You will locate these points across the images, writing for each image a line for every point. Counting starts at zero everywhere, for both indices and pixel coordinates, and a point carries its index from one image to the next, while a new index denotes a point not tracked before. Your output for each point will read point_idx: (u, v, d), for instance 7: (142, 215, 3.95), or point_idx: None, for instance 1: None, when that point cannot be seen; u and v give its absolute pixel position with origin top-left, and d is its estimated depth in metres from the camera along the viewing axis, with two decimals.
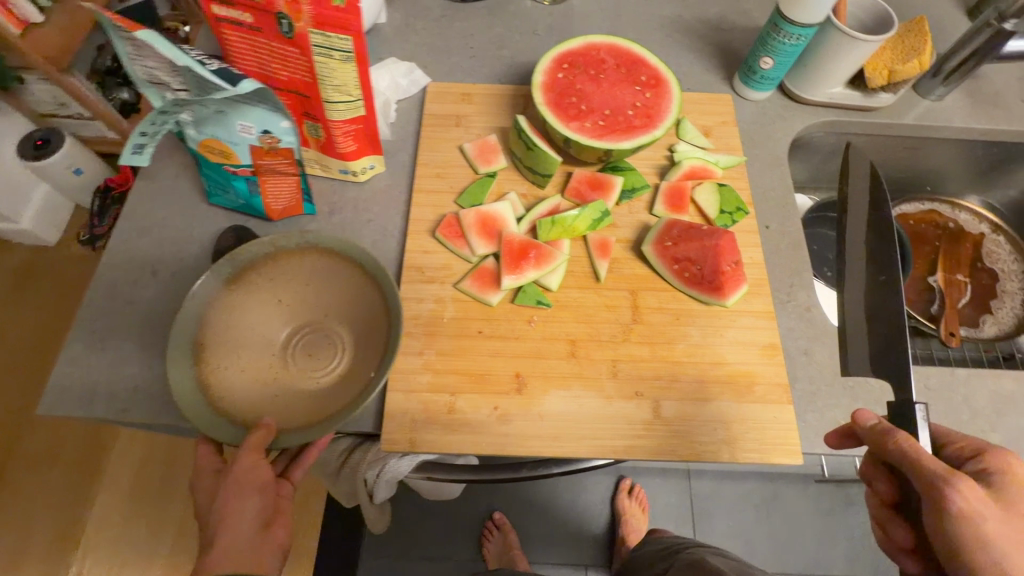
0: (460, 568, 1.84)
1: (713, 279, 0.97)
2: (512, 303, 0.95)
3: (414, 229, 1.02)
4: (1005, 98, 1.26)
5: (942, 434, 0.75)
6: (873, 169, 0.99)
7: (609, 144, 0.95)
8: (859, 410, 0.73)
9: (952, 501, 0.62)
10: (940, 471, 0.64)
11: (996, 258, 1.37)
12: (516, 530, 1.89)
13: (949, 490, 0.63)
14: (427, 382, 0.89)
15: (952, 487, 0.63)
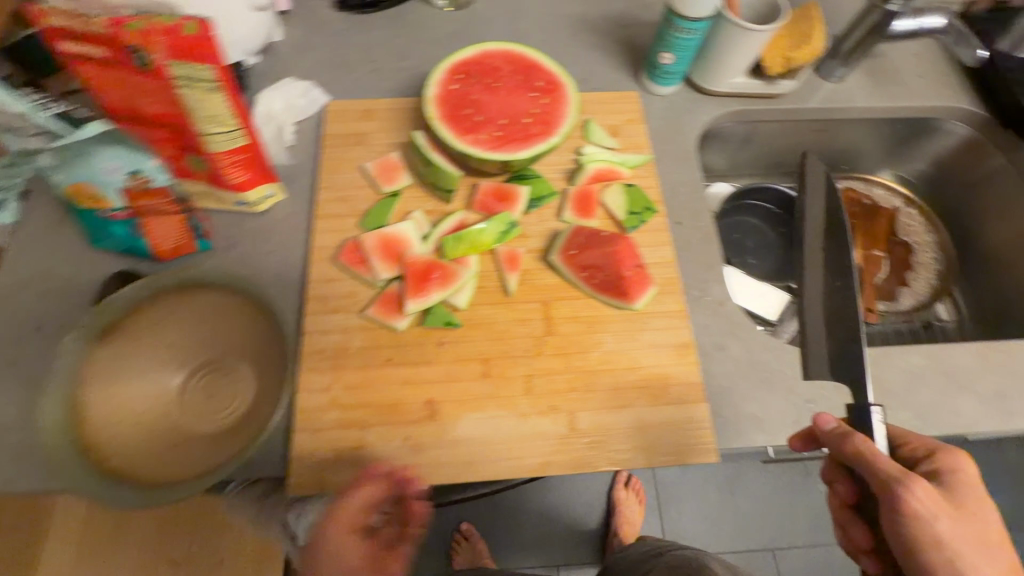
0: None
1: (618, 284, 0.96)
2: (421, 326, 0.92)
3: (316, 258, 0.97)
4: (903, 75, 1.29)
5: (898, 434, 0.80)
6: (829, 179, 1.06)
7: (506, 155, 0.93)
8: (821, 416, 0.76)
9: (907, 502, 0.67)
10: (897, 475, 0.69)
11: (910, 230, 1.40)
12: (484, 539, 1.89)
13: (906, 494, 0.67)
14: (335, 419, 0.86)
15: (908, 491, 0.67)
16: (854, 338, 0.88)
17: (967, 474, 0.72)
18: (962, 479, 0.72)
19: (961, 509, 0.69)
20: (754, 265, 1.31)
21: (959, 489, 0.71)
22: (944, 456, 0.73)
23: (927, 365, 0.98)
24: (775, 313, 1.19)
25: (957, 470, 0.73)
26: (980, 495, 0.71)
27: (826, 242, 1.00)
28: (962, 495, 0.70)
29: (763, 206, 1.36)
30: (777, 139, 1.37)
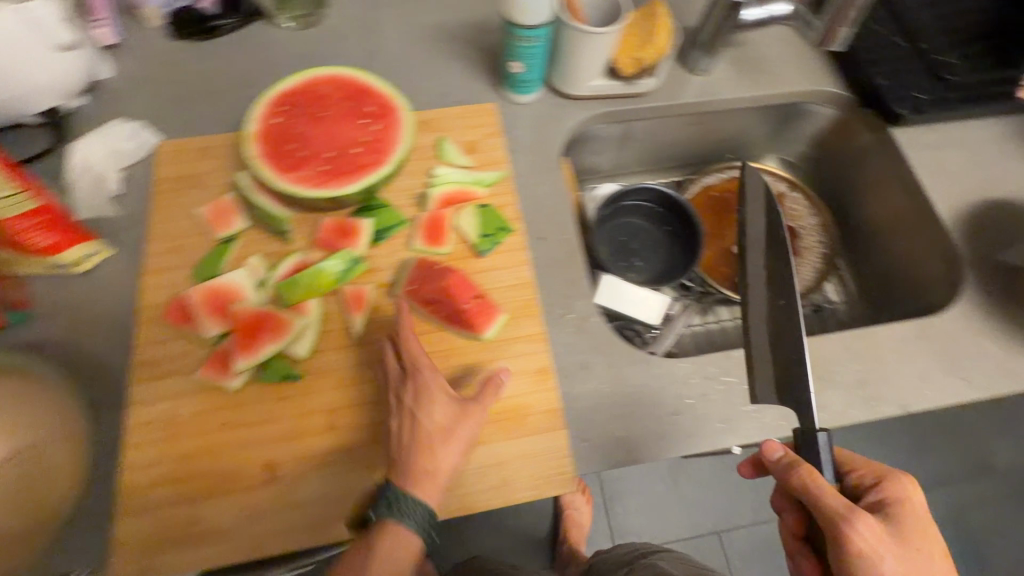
0: None
1: (458, 316, 0.91)
2: (258, 383, 0.86)
3: (144, 318, 0.89)
4: (768, 62, 1.28)
5: (845, 460, 0.81)
6: (769, 194, 0.96)
7: (332, 191, 0.87)
8: (769, 447, 0.75)
9: (851, 539, 0.68)
10: (843, 511, 0.69)
11: (796, 215, 1.38)
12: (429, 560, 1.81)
13: (850, 531, 0.69)
14: (165, 495, 0.80)
15: (852, 528, 0.68)
16: (799, 362, 0.83)
17: (911, 505, 0.74)
18: (907, 511, 0.73)
19: (906, 541, 0.71)
20: (639, 267, 1.28)
21: (903, 521, 0.72)
22: (892, 484, 0.75)
23: None
24: (658, 317, 1.17)
25: (904, 500, 0.74)
26: (922, 525, 0.73)
27: (769, 258, 0.92)
28: (906, 526, 0.72)
29: (644, 205, 1.31)
30: (657, 135, 1.34)
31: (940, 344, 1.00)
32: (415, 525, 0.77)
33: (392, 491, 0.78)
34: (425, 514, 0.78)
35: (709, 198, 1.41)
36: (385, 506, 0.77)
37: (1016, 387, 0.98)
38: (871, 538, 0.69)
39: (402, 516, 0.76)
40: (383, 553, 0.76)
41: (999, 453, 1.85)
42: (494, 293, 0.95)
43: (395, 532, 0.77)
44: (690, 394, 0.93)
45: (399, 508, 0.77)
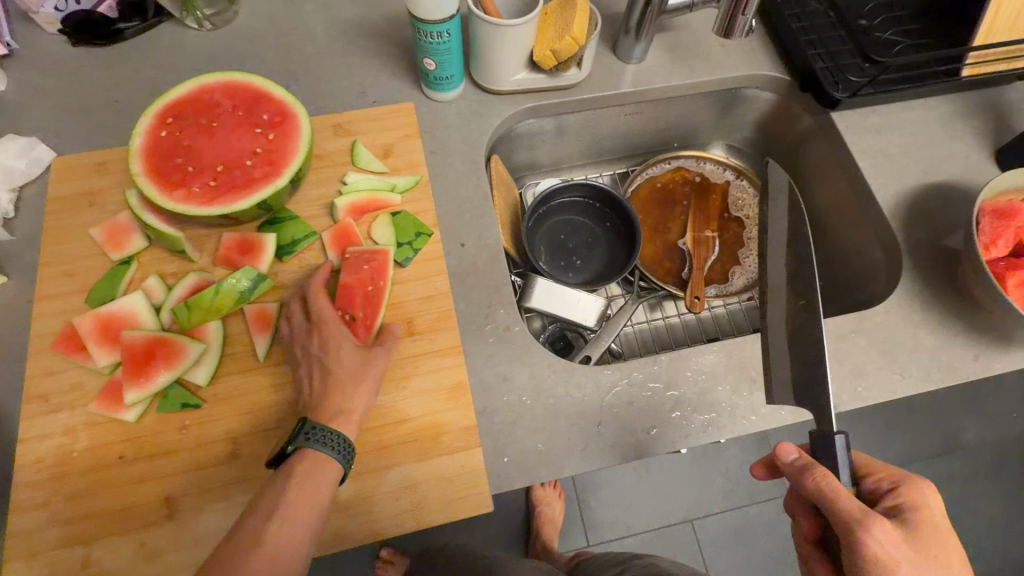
0: None
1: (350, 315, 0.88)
2: (155, 413, 0.82)
3: (35, 349, 0.85)
4: (705, 47, 1.23)
5: (863, 464, 0.75)
6: (791, 193, 0.90)
7: (222, 208, 0.83)
8: (782, 447, 0.71)
9: (870, 546, 0.63)
10: (857, 514, 0.64)
11: (741, 205, 1.35)
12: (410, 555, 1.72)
13: (865, 535, 0.63)
14: (56, 537, 0.76)
15: (870, 533, 0.63)
16: (819, 366, 0.77)
17: (937, 515, 0.68)
18: (934, 520, 0.67)
19: (932, 552, 0.65)
20: (580, 266, 1.25)
21: (928, 531, 0.66)
22: (917, 491, 0.69)
23: (719, 363, 0.94)
24: (593, 320, 1.13)
25: (929, 508, 0.68)
26: (945, 535, 0.67)
27: (789, 257, 0.86)
28: (933, 538, 0.66)
29: (583, 202, 1.27)
30: (595, 127, 1.28)
31: (874, 338, 0.97)
32: (338, 452, 0.76)
33: (313, 422, 0.78)
34: (347, 442, 0.78)
35: (654, 189, 1.37)
36: (306, 436, 0.77)
37: (951, 380, 0.96)
38: (890, 544, 0.63)
39: (324, 443, 0.76)
40: (301, 479, 0.74)
41: (971, 431, 1.81)
42: (409, 306, 0.91)
43: (317, 460, 0.76)
44: (616, 403, 0.90)
45: (322, 436, 0.77)
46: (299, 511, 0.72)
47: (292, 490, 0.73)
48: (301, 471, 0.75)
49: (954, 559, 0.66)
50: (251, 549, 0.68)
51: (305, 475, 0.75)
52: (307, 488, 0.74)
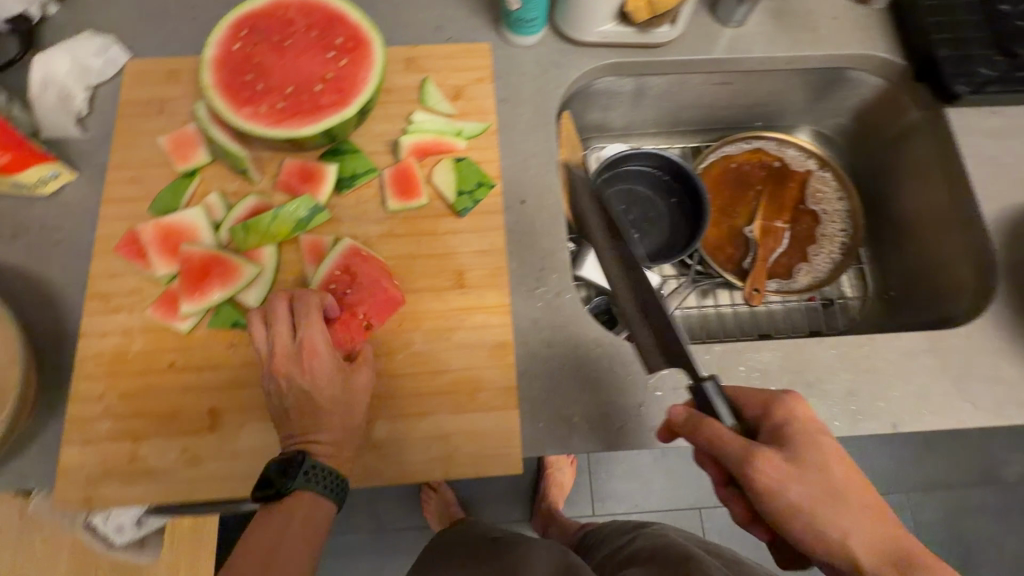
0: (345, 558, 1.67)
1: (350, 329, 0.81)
2: (207, 328, 0.84)
3: (99, 249, 0.87)
4: (816, 18, 1.11)
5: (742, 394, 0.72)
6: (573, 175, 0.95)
7: (288, 132, 0.81)
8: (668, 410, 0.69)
9: (760, 480, 0.62)
10: (741, 453, 0.63)
11: (821, 198, 1.26)
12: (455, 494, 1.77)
13: (752, 472, 0.62)
14: (107, 430, 0.80)
15: (753, 468, 0.62)
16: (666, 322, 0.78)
17: (811, 418, 0.66)
18: (810, 427, 0.65)
19: (821, 461, 0.63)
20: (637, 241, 1.19)
21: (807, 439, 0.64)
22: (780, 402, 0.67)
23: (774, 362, 0.89)
24: None
25: (804, 414, 0.66)
26: (826, 443, 0.64)
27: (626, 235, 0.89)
28: (814, 447, 0.64)
29: (649, 172, 1.21)
30: (675, 93, 1.20)
31: (949, 361, 0.90)
32: (334, 492, 0.71)
33: (312, 460, 0.71)
34: (341, 479, 0.73)
35: (728, 170, 1.28)
36: (302, 477, 0.70)
37: None
38: (771, 469, 0.62)
39: (319, 485, 0.70)
40: (296, 521, 0.68)
41: (1015, 466, 1.71)
42: (460, 258, 0.89)
43: (312, 503, 0.70)
44: (660, 388, 0.87)
45: (320, 476, 0.71)
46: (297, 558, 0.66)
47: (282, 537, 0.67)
48: (292, 516, 0.68)
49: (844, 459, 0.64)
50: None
51: (301, 514, 0.69)
52: (304, 532, 0.68)
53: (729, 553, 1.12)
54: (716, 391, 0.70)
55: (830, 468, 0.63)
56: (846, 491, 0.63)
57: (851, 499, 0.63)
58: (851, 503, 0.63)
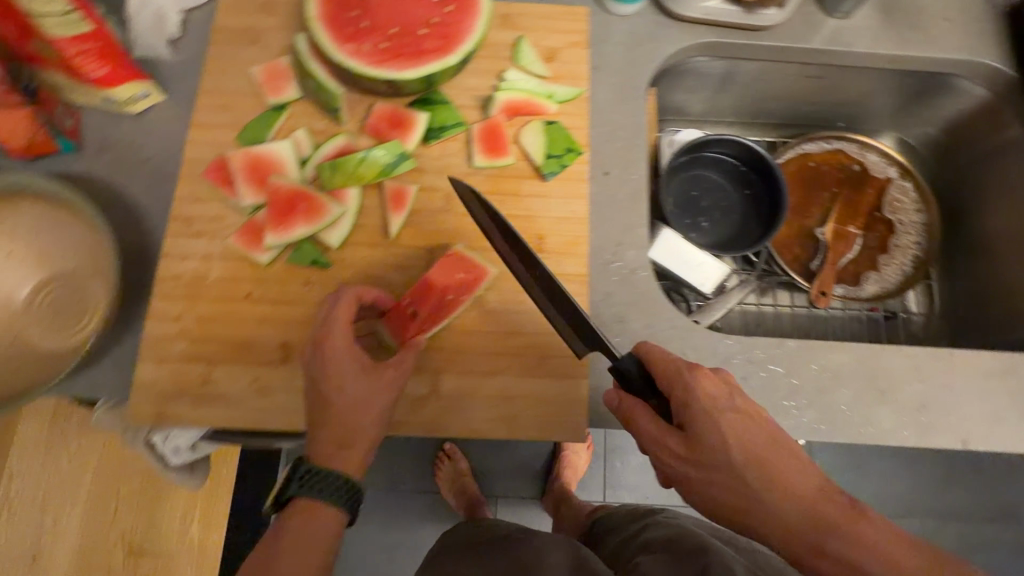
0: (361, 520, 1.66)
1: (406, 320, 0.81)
2: (285, 263, 0.84)
3: (186, 173, 0.87)
4: (926, 18, 1.06)
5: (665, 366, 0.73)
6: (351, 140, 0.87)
7: (389, 73, 0.79)
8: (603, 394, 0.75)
9: (664, 458, 0.69)
10: (649, 435, 0.69)
11: (898, 207, 1.22)
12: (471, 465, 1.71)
13: (656, 452, 0.69)
14: (181, 351, 0.80)
15: (657, 448, 0.69)
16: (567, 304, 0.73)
17: (710, 396, 0.67)
18: (705, 403, 0.66)
19: (714, 436, 0.66)
20: (705, 229, 1.17)
21: (700, 416, 0.66)
22: (672, 376, 0.68)
23: (847, 364, 0.88)
24: (710, 287, 1.07)
25: (699, 389, 0.67)
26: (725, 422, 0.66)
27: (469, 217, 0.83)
28: (708, 425, 0.66)
29: (726, 160, 1.18)
30: (763, 81, 1.16)
31: None
32: (333, 497, 0.70)
33: (307, 465, 0.72)
34: (345, 484, 0.71)
35: (805, 168, 1.25)
36: (299, 482, 0.71)
37: None
38: (665, 446, 0.68)
39: (316, 490, 0.70)
40: (300, 526, 0.70)
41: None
42: (541, 223, 0.88)
43: (311, 507, 0.70)
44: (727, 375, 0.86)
45: (317, 481, 0.71)
46: (299, 561, 0.67)
47: (286, 537, 0.69)
48: (297, 519, 0.70)
49: (741, 432, 0.66)
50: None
51: (303, 520, 0.70)
52: (308, 536, 0.69)
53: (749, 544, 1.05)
54: (632, 369, 0.72)
55: (723, 443, 0.66)
56: (745, 464, 0.65)
57: (750, 474, 0.65)
58: (753, 477, 0.65)
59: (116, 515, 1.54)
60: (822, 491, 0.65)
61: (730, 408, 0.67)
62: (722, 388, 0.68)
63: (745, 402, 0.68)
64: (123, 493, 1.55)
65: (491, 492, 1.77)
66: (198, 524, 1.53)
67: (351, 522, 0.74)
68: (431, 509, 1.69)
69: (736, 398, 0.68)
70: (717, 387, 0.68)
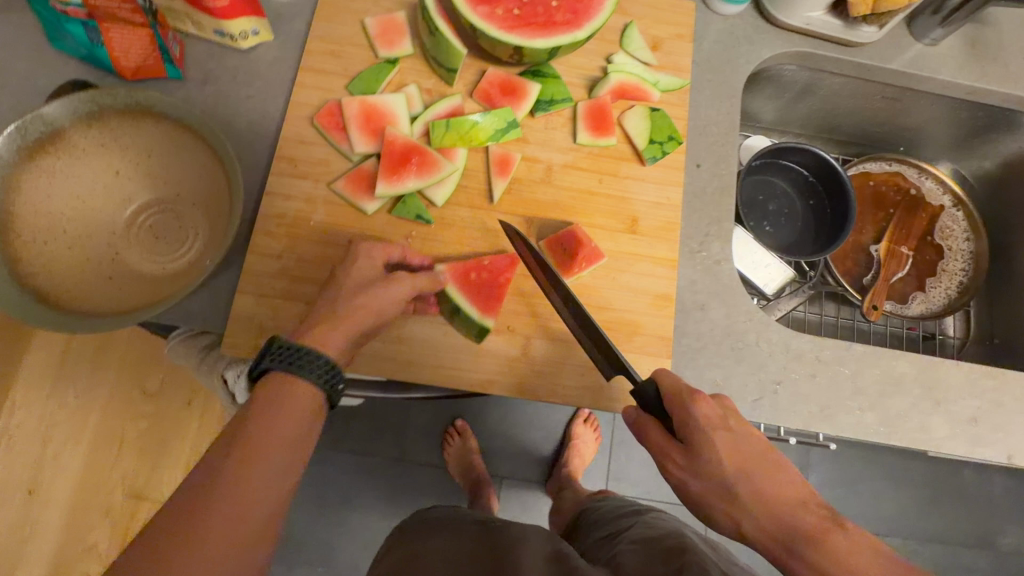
0: (374, 487, 1.63)
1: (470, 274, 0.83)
2: (390, 214, 0.86)
3: (296, 115, 0.88)
4: (1007, 54, 1.10)
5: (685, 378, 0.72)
6: (415, 113, 0.89)
7: (518, 40, 0.83)
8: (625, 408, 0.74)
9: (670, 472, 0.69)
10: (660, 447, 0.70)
11: (948, 234, 1.27)
12: (481, 439, 1.68)
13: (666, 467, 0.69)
14: (281, 288, 0.82)
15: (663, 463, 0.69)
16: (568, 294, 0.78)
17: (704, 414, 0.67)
18: (697, 418, 0.67)
19: (709, 453, 0.65)
20: (768, 232, 1.20)
21: (695, 432, 0.66)
22: (668, 394, 0.70)
23: (909, 373, 0.92)
24: (772, 288, 1.11)
25: (690, 407, 0.67)
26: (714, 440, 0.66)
27: (521, 214, 0.88)
28: (704, 441, 0.66)
29: (797, 169, 1.21)
30: (841, 96, 1.19)
31: None
32: (316, 377, 0.63)
33: (280, 342, 0.64)
34: (328, 364, 0.64)
35: (865, 187, 1.29)
36: (273, 356, 0.64)
37: None
38: (667, 460, 0.69)
39: (297, 367, 0.63)
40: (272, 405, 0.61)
41: (1010, 537, 1.67)
42: (637, 205, 0.90)
43: (285, 383, 0.63)
44: (797, 370, 0.90)
45: (298, 357, 0.64)
46: (273, 437, 0.59)
47: (253, 411, 0.61)
48: (267, 395, 0.62)
49: None
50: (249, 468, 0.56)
51: (273, 398, 0.62)
52: (277, 411, 0.61)
53: (730, 553, 0.97)
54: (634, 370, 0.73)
55: (719, 459, 0.65)
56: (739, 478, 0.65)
57: (742, 486, 0.65)
58: (745, 486, 0.65)
59: (120, 455, 1.45)
60: (806, 503, 0.64)
61: (722, 425, 0.67)
62: (715, 408, 0.68)
63: (739, 424, 0.68)
64: (133, 432, 1.46)
65: (495, 473, 1.68)
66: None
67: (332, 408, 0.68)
68: (433, 486, 1.65)
69: (730, 420, 0.68)
70: (710, 405, 0.68)
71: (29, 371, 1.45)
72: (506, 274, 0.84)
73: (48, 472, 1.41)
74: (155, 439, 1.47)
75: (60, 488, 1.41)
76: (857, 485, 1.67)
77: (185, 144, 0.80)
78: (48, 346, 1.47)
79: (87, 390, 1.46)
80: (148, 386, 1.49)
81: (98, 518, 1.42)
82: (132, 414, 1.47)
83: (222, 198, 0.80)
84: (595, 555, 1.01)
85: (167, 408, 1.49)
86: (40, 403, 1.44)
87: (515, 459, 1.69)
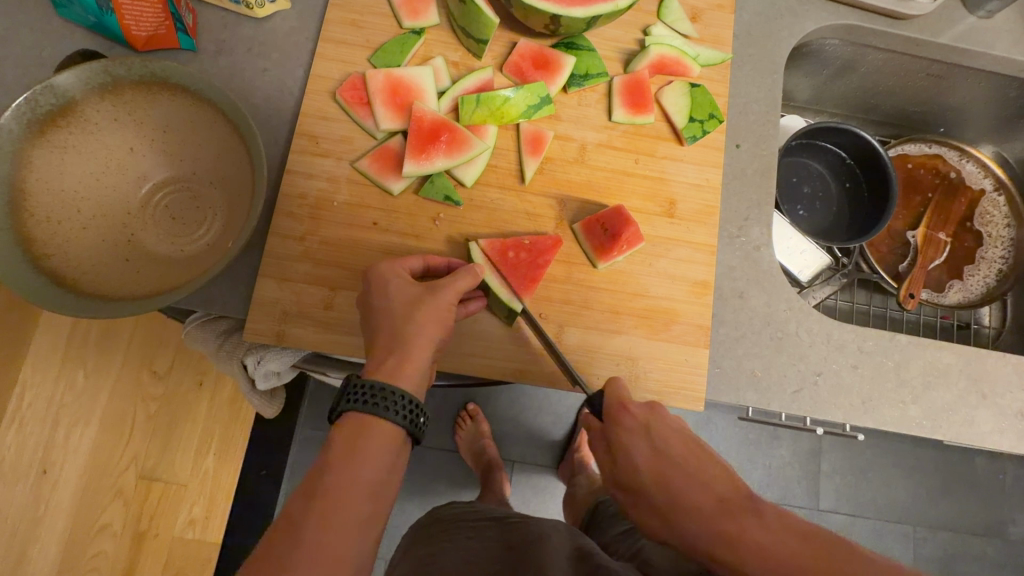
0: None
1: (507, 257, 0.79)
2: (417, 195, 0.82)
3: (316, 88, 0.83)
4: None
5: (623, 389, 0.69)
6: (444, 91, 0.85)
7: (555, 8, 0.78)
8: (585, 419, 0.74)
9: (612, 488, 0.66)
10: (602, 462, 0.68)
11: (988, 220, 1.22)
12: (495, 424, 1.67)
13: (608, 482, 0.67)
14: (305, 273, 0.78)
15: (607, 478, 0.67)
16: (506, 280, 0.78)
17: (626, 425, 0.64)
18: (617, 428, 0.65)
19: (628, 463, 0.62)
20: (802, 217, 1.16)
21: (617, 443, 0.64)
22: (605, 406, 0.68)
23: (954, 365, 0.88)
24: (807, 275, 1.06)
25: (615, 418, 0.66)
26: (630, 450, 0.63)
27: (554, 196, 0.84)
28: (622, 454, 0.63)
29: (833, 151, 1.16)
30: (884, 73, 1.13)
31: None
32: (396, 416, 0.62)
33: (357, 380, 0.63)
34: (408, 401, 0.63)
35: (902, 169, 1.24)
36: (349, 397, 0.62)
37: None
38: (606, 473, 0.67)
39: (372, 406, 0.62)
40: (347, 447, 0.60)
41: (1020, 526, 1.65)
42: (674, 187, 0.86)
43: (362, 424, 0.62)
44: (838, 360, 0.86)
45: (375, 396, 0.62)
46: (351, 480, 0.59)
47: (333, 453, 0.60)
48: (346, 437, 0.61)
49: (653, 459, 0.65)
50: (328, 515, 0.56)
51: (353, 439, 0.61)
52: (356, 451, 0.60)
53: None
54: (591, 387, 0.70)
55: (636, 469, 0.61)
56: (657, 490, 0.59)
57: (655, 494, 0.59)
58: (662, 498, 0.59)
59: (132, 438, 1.43)
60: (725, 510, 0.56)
61: (646, 434, 0.63)
62: (640, 415, 0.65)
63: (664, 428, 0.64)
64: (144, 415, 1.44)
65: (506, 457, 1.66)
66: (216, 455, 1.45)
67: (416, 440, 0.67)
68: (444, 470, 1.64)
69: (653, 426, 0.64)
70: (635, 415, 0.65)
71: (39, 353, 1.42)
72: (548, 255, 0.81)
73: (57, 454, 1.39)
74: (168, 422, 1.45)
75: (70, 471, 1.39)
76: (869, 474, 1.65)
77: (201, 119, 0.76)
78: (56, 328, 1.44)
79: (98, 372, 1.44)
80: (161, 368, 1.47)
81: (110, 500, 1.41)
82: (144, 397, 1.45)
83: (241, 179, 0.76)
84: (617, 550, 0.99)
85: (179, 390, 1.47)
86: (50, 385, 1.41)
87: (529, 445, 1.67)
